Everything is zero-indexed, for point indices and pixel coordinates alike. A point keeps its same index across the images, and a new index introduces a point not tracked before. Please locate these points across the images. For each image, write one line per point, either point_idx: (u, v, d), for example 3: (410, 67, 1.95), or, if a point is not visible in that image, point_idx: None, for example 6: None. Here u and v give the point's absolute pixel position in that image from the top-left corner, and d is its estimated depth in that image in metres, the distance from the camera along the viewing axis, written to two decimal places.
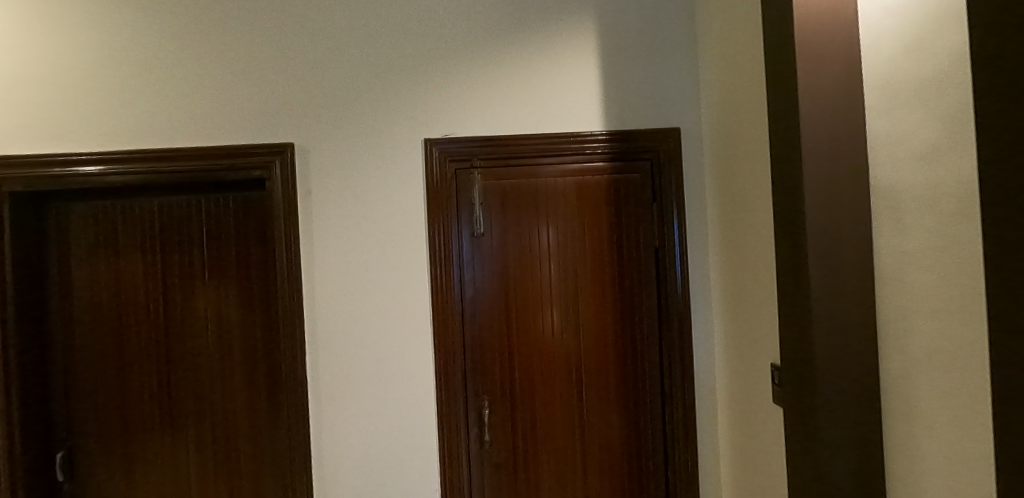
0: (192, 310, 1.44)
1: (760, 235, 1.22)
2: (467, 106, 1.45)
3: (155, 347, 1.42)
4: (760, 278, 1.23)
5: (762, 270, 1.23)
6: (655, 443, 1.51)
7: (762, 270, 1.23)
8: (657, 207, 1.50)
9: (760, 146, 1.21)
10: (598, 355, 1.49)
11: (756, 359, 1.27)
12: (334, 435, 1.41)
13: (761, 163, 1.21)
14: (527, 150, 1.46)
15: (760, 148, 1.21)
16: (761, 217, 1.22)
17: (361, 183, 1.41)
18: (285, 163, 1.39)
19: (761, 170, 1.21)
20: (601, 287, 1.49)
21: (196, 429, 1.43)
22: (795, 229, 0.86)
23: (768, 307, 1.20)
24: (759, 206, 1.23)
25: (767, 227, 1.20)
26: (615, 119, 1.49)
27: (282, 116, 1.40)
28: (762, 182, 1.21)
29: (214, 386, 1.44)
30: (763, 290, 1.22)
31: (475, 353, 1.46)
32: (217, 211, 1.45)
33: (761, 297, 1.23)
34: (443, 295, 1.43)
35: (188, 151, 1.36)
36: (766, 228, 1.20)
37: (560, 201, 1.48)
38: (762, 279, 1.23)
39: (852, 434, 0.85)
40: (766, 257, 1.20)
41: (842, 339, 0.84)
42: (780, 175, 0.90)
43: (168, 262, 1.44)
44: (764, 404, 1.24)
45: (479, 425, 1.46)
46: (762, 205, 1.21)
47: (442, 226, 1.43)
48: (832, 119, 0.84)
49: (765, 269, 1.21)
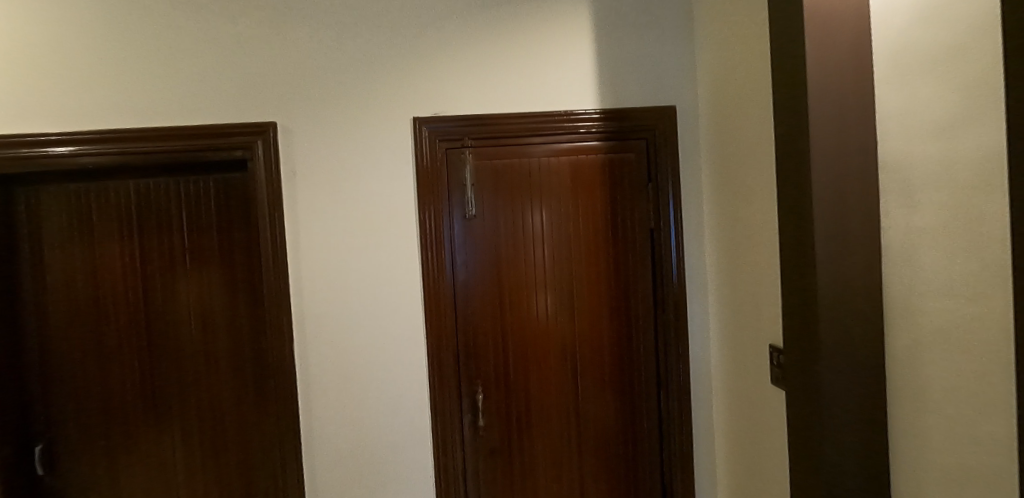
0: (174, 297, 1.38)
1: (762, 216, 1.18)
2: (456, 83, 1.39)
3: (136, 336, 1.38)
4: (761, 259, 1.20)
5: (765, 252, 1.18)
6: (650, 425, 1.51)
7: (766, 252, 1.17)
8: (652, 187, 1.46)
9: (765, 123, 1.15)
10: (593, 339, 1.47)
11: (753, 342, 1.25)
12: (325, 423, 1.38)
13: (766, 141, 1.15)
14: (519, 128, 1.41)
15: (764, 125, 1.15)
16: (762, 197, 1.17)
17: (348, 164, 1.36)
18: (267, 142, 1.33)
19: (766, 148, 1.15)
20: (596, 269, 1.47)
21: (182, 420, 1.39)
22: (802, 207, 0.84)
23: (773, 290, 1.15)
24: (761, 186, 1.18)
25: (770, 207, 1.15)
26: (610, 97, 1.44)
27: (264, 94, 1.33)
28: (767, 160, 1.15)
29: (199, 375, 1.39)
30: (766, 272, 1.18)
31: (468, 338, 1.43)
32: (197, 194, 1.39)
33: (761, 279, 1.20)
34: (434, 278, 1.39)
35: (165, 131, 1.29)
36: (770, 208, 1.14)
37: (554, 182, 1.44)
38: (765, 261, 1.18)
39: (857, 415, 0.84)
40: (769, 238, 1.16)
41: (848, 319, 0.82)
42: (786, 152, 0.87)
43: (147, 247, 1.38)
44: (761, 386, 1.22)
45: (472, 411, 1.44)
46: (765, 184, 1.16)
47: (432, 208, 1.39)
48: (841, 93, 0.80)
49: (766, 251, 1.17)
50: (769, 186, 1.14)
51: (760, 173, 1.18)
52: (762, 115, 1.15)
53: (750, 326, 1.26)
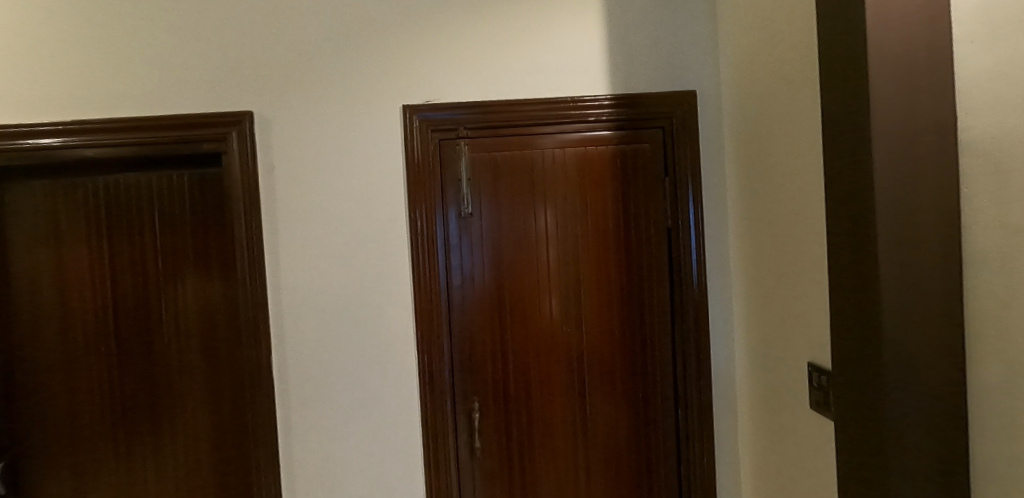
0: (145, 302, 1.28)
1: (805, 211, 0.97)
2: (451, 67, 1.26)
3: (104, 344, 1.27)
4: (803, 265, 0.99)
5: (809, 256, 0.96)
6: (667, 446, 1.35)
7: (813, 257, 0.95)
8: (670, 181, 1.31)
9: (810, 98, 0.93)
10: (602, 352, 1.33)
11: (783, 359, 1.09)
12: (306, 443, 1.26)
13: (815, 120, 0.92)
14: (520, 116, 1.27)
15: (808, 100, 0.94)
16: (806, 190, 0.96)
17: (332, 155, 1.24)
18: (243, 133, 1.21)
19: (810, 128, 0.94)
20: (607, 273, 1.32)
21: (152, 436, 1.28)
22: (860, 199, 0.68)
23: (821, 303, 0.93)
24: (801, 176, 0.98)
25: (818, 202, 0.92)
26: (623, 81, 1.30)
27: (240, 82, 1.22)
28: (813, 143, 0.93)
29: (171, 387, 1.28)
30: (812, 280, 0.96)
31: (464, 349, 1.29)
32: (169, 191, 1.28)
33: (803, 289, 0.99)
34: (426, 283, 1.26)
35: (133, 121, 1.18)
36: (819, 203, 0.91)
37: (559, 177, 1.30)
38: (809, 267, 0.97)
39: (931, 453, 0.69)
40: (816, 240, 0.93)
41: (918, 334, 0.67)
42: (841, 131, 0.71)
43: (118, 249, 1.27)
44: (793, 410, 1.06)
45: (469, 430, 1.31)
46: (810, 173, 0.95)
47: (425, 205, 1.25)
48: (907, 62, 0.65)
49: (809, 255, 0.97)
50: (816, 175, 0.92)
51: (796, 159, 0.99)
52: (805, 89, 0.95)
53: (780, 341, 1.10)
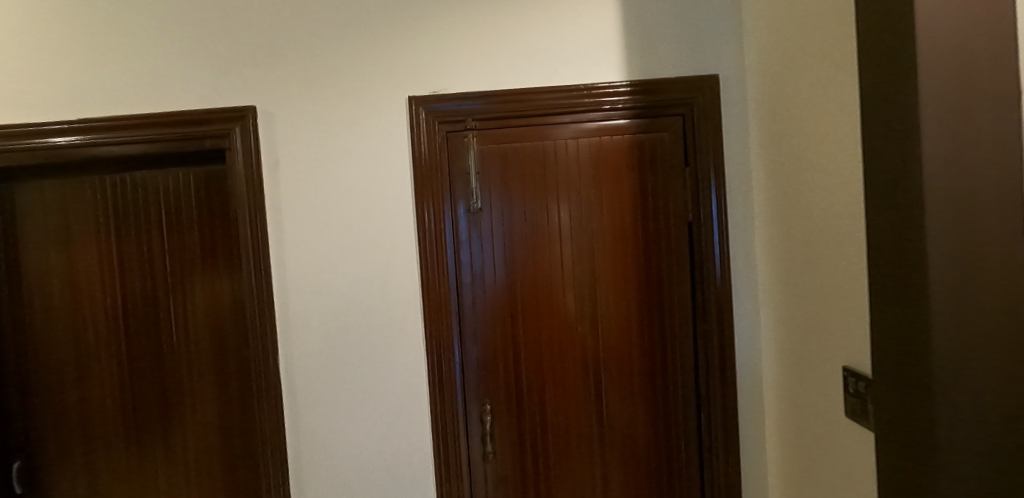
0: (154, 302, 1.27)
1: (841, 198, 0.88)
2: (458, 56, 1.21)
3: (114, 345, 1.27)
4: (839, 257, 0.90)
5: (847, 248, 0.87)
6: (688, 451, 1.29)
7: (851, 248, 0.86)
8: (691, 171, 1.24)
9: (846, 72, 0.84)
10: (619, 352, 1.27)
11: (814, 363, 1.01)
12: (314, 446, 1.23)
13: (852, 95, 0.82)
14: (531, 106, 1.21)
15: (844, 75, 0.84)
16: (842, 175, 0.87)
17: (336, 150, 1.20)
18: (246, 129, 1.18)
19: (847, 105, 0.84)
20: (624, 269, 1.25)
21: (163, 436, 1.28)
22: (906, 189, 0.61)
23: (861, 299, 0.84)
24: (836, 161, 0.89)
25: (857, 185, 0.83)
26: (640, 67, 1.22)
27: (242, 76, 1.19)
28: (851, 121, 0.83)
29: (180, 387, 1.28)
30: (851, 274, 0.87)
31: (474, 350, 1.25)
32: (175, 189, 1.26)
33: (840, 284, 0.90)
34: (435, 281, 1.22)
35: (137, 119, 1.16)
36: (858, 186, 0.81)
37: (573, 169, 1.24)
38: (847, 260, 0.87)
39: (987, 474, 0.61)
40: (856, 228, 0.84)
41: (973, 340, 0.60)
42: (882, 112, 0.64)
43: (125, 248, 1.27)
44: (826, 418, 0.98)
45: (481, 434, 1.26)
46: (847, 154, 0.85)
47: (432, 200, 1.21)
48: (960, 32, 0.58)
49: (846, 247, 0.88)
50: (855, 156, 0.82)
51: (829, 146, 0.91)
52: (840, 64, 0.86)
53: (811, 343, 1.02)
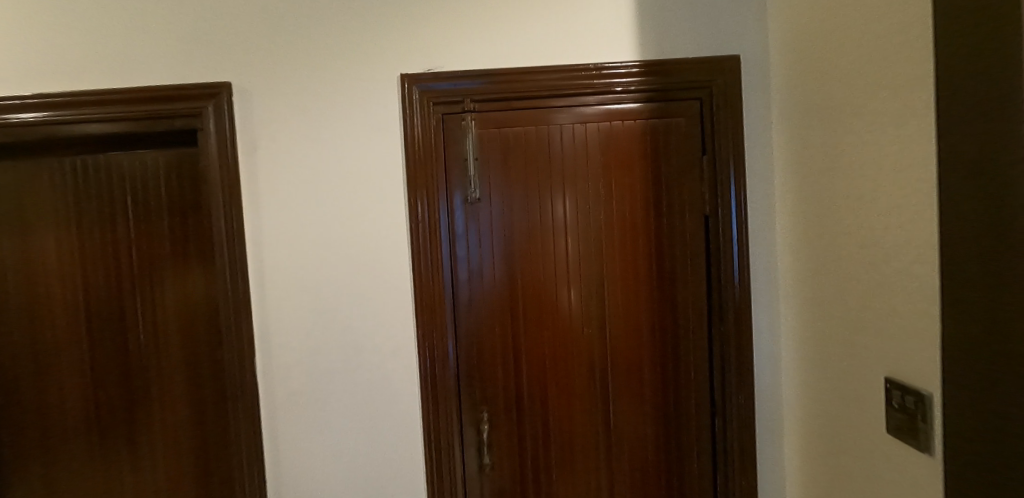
0: (120, 298, 1.16)
1: (889, 187, 0.76)
2: (456, 30, 1.10)
3: (76, 344, 1.15)
4: (884, 255, 0.78)
5: (898, 244, 0.75)
6: (700, 464, 1.20)
7: (905, 244, 0.73)
8: (708, 160, 1.13)
9: (900, 39, 0.72)
10: (627, 357, 1.17)
11: (844, 373, 0.92)
12: (295, 458, 1.13)
13: (913, 63, 0.70)
14: (533, 87, 1.10)
15: (898, 40, 0.72)
16: (890, 160, 0.75)
17: (320, 133, 1.09)
18: (220, 107, 1.06)
19: (901, 76, 0.72)
20: (635, 267, 1.15)
21: (129, 444, 1.17)
22: (995, 173, 0.50)
23: (919, 303, 0.71)
24: (880, 145, 0.78)
25: (920, 169, 0.69)
26: (654, 45, 1.12)
27: (216, 49, 1.07)
28: (909, 93, 0.71)
29: (149, 392, 1.16)
30: (903, 274, 0.74)
31: (470, 354, 1.15)
32: (142, 174, 1.15)
33: (884, 285, 0.78)
34: (429, 277, 1.11)
35: (97, 95, 1.05)
36: (925, 168, 0.68)
37: (580, 156, 1.13)
38: (896, 257, 0.75)
39: None
40: (913, 221, 0.71)
41: None
42: (963, 83, 0.54)
43: (88, 238, 1.15)
44: (858, 434, 0.89)
45: (477, 444, 1.16)
46: (900, 134, 0.73)
47: (425, 189, 1.10)
48: None
49: (896, 242, 0.75)
50: (919, 132, 0.69)
51: (869, 129, 0.80)
52: (886, 35, 0.75)
53: (840, 351, 0.92)
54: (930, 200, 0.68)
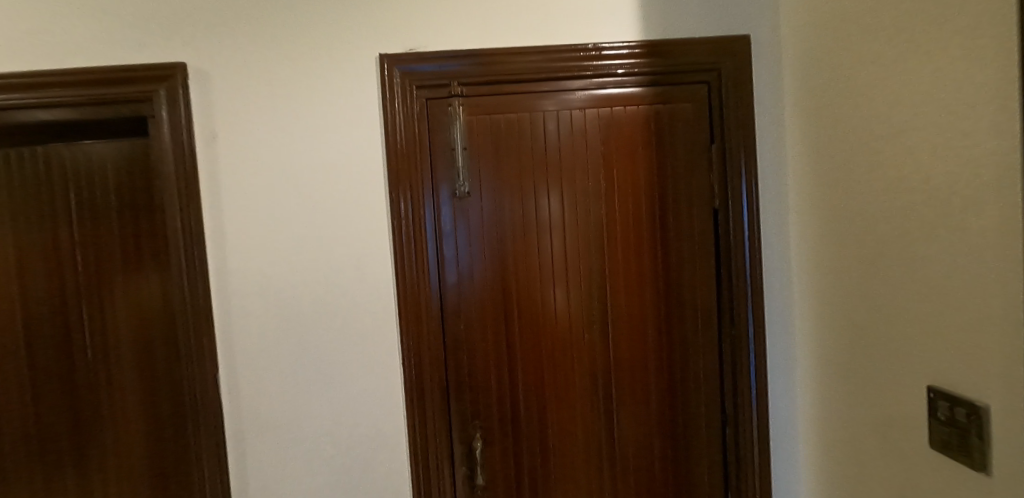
0: (64, 309, 1.02)
1: (936, 170, 0.67)
2: (441, 6, 0.99)
3: (12, 363, 1.02)
4: (928, 247, 0.70)
5: (945, 236, 0.67)
6: (711, 478, 1.11)
7: (958, 233, 0.64)
8: (717, 149, 1.05)
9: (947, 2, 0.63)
10: (632, 364, 1.07)
11: (874, 378, 0.83)
12: (266, 485, 1.01)
13: (971, 27, 0.61)
14: (526, 68, 1.00)
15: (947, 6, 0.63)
16: (936, 140, 0.67)
17: (290, 120, 0.97)
18: (173, 92, 0.93)
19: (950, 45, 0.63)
20: (639, 266, 1.06)
21: (77, 474, 1.04)
22: None
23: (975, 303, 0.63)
24: (923, 123, 0.69)
25: (980, 147, 0.60)
26: (658, 25, 1.03)
27: (168, 27, 0.94)
28: (971, 60, 0.61)
29: (99, 414, 1.03)
30: (955, 268, 0.65)
31: (460, 364, 1.04)
32: (89, 169, 1.02)
33: (927, 281, 0.70)
34: (413, 280, 1.00)
35: (28, 77, 0.91)
36: (989, 145, 0.59)
37: (579, 146, 1.04)
38: (942, 251, 0.67)
39: None
40: (969, 207, 0.62)
41: None
42: None
43: (26, 241, 1.02)
44: (891, 447, 0.80)
45: (469, 463, 1.06)
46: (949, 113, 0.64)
47: (409, 183, 0.99)
48: None
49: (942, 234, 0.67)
50: (975, 110, 0.61)
51: (908, 107, 0.72)
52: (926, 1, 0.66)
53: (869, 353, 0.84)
54: (1000, 182, 0.58)
